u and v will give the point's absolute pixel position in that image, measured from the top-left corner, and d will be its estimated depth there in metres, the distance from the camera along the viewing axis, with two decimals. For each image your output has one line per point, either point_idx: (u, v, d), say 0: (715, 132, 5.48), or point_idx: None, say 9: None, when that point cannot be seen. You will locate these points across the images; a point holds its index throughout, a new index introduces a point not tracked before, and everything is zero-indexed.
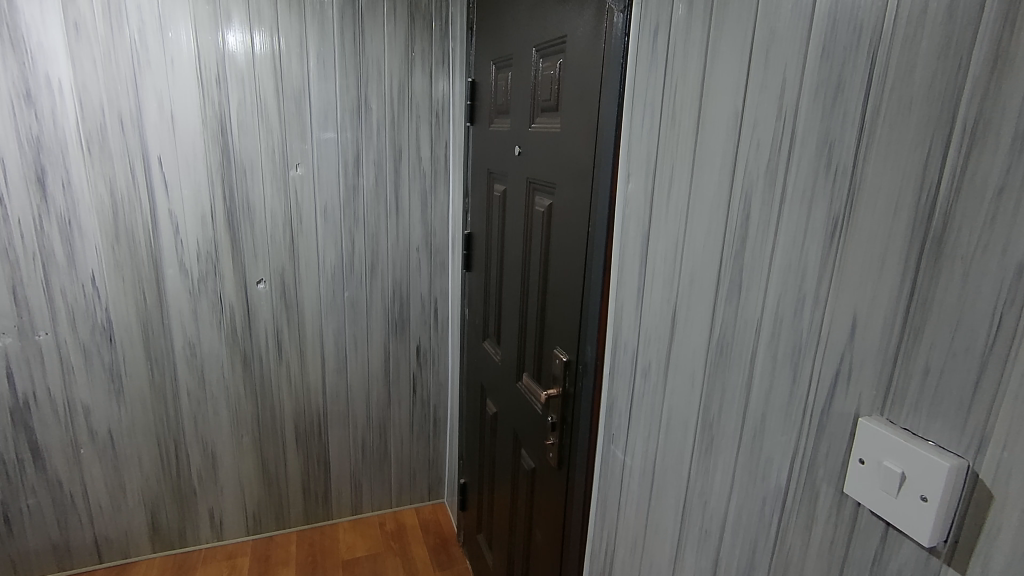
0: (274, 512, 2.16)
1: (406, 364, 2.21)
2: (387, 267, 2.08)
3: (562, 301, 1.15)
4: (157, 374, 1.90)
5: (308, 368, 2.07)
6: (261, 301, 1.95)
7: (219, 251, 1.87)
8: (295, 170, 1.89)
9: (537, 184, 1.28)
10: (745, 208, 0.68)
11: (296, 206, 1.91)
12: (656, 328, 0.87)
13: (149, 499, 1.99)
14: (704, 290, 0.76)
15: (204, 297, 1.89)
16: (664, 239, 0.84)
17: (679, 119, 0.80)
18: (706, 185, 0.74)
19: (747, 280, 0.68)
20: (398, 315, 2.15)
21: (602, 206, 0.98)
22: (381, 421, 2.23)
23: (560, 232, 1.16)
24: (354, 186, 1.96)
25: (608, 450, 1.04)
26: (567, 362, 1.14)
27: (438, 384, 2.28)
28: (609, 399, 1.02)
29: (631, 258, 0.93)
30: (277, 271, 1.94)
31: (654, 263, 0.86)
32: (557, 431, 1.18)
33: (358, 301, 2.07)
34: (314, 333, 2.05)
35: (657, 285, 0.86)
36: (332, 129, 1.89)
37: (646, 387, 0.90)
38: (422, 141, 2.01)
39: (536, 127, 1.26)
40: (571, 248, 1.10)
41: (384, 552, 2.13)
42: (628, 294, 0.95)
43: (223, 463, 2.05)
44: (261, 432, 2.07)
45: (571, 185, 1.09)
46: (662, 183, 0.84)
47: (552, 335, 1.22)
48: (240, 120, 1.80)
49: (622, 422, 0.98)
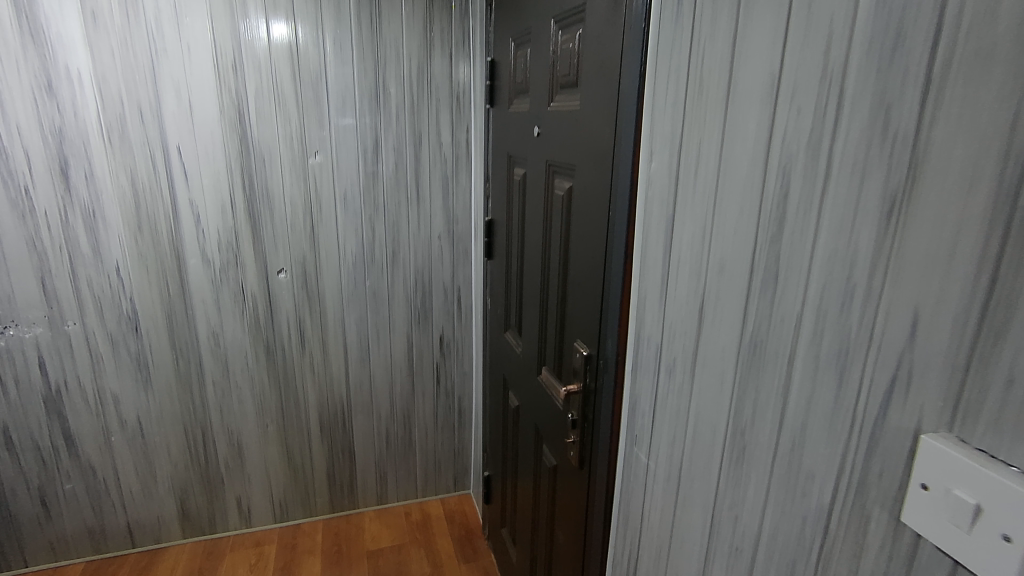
0: (300, 500, 2.17)
1: (430, 354, 2.17)
2: (408, 256, 2.03)
3: (582, 292, 1.08)
4: (182, 364, 1.91)
5: (330, 358, 2.06)
6: (283, 290, 1.94)
7: (240, 240, 1.86)
8: (314, 158, 1.85)
9: (556, 166, 1.20)
10: (783, 186, 0.59)
11: (316, 193, 1.88)
12: (684, 322, 0.78)
13: (179, 486, 2.01)
14: (736, 280, 0.67)
15: (227, 287, 1.88)
16: (690, 224, 0.75)
17: (705, 89, 0.71)
18: (737, 161, 0.66)
19: (785, 269, 0.59)
20: (420, 304, 2.10)
21: (623, 188, 0.89)
22: (405, 411, 2.21)
23: (580, 217, 1.08)
24: (374, 172, 1.92)
25: (631, 451, 0.96)
26: (588, 357, 1.07)
27: (463, 374, 2.24)
28: (632, 397, 0.95)
29: (654, 247, 0.85)
30: (299, 260, 1.92)
31: (679, 252, 0.78)
32: (578, 429, 1.13)
33: (380, 290, 2.04)
34: (336, 323, 2.02)
35: (682, 275, 0.78)
36: (351, 115, 1.85)
37: (672, 386, 0.82)
38: (442, 126, 1.95)
39: (555, 106, 1.18)
40: (591, 236, 1.02)
41: (410, 543, 2.12)
42: (651, 283, 0.86)
43: (250, 452, 2.06)
44: (285, 422, 2.06)
45: (591, 168, 1.00)
46: (689, 161, 0.75)
47: (572, 327, 1.15)
48: (258, 108, 1.77)
49: (646, 423, 0.91)
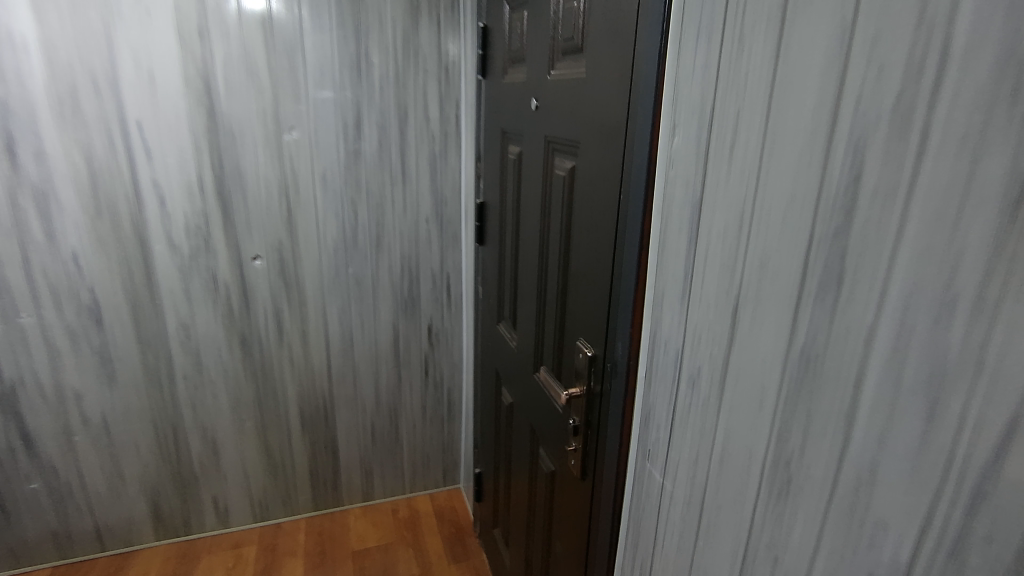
0: (281, 498, 2.07)
1: (417, 344, 2.05)
2: (393, 241, 1.90)
3: (588, 286, 0.97)
4: (150, 357, 1.78)
5: (311, 350, 1.93)
6: (259, 278, 1.80)
7: (209, 224, 1.71)
8: (289, 134, 1.70)
9: (557, 144, 1.07)
10: (854, 167, 0.47)
11: (292, 173, 1.74)
12: (713, 327, 0.67)
13: (150, 487, 1.90)
14: (784, 282, 0.55)
15: (196, 274, 1.74)
16: (722, 211, 0.63)
17: (745, 46, 0.58)
18: (787, 135, 0.53)
19: (853, 271, 0.48)
20: (407, 293, 1.98)
21: (639, 169, 0.77)
22: (391, 405, 2.09)
23: (585, 202, 0.96)
24: (356, 151, 1.77)
25: (643, 467, 0.85)
26: (593, 358, 0.96)
27: (453, 366, 2.12)
28: (645, 406, 0.84)
29: (675, 237, 0.72)
30: (274, 246, 1.79)
31: (708, 244, 0.66)
32: (580, 436, 1.03)
33: (363, 278, 1.91)
34: (317, 312, 1.90)
35: (711, 271, 0.66)
36: (329, 87, 1.70)
37: (696, 399, 0.71)
38: (430, 101, 1.80)
39: (557, 75, 1.04)
40: (600, 224, 0.90)
41: (397, 542, 2.02)
42: (670, 280, 0.75)
43: (226, 449, 1.94)
44: (264, 417, 1.95)
45: (599, 145, 0.88)
46: (722, 136, 0.62)
47: (575, 324, 1.04)
48: (226, 78, 1.61)
49: (661, 437, 0.80)
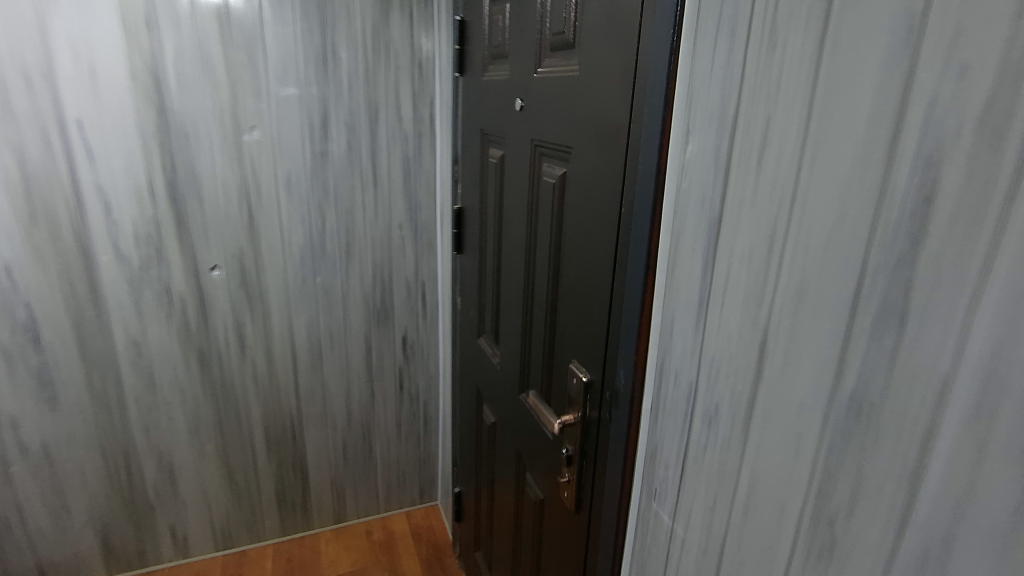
0: (246, 523, 1.94)
1: (391, 357, 1.94)
2: (365, 248, 1.79)
3: (583, 304, 0.88)
4: (97, 378, 1.63)
5: (276, 366, 1.81)
6: (217, 290, 1.67)
7: (162, 233, 1.57)
8: (249, 134, 1.57)
9: (545, 148, 0.98)
10: (924, 187, 0.39)
11: (253, 176, 1.61)
12: (736, 360, 0.59)
13: (99, 518, 1.75)
14: (827, 318, 0.48)
15: (148, 287, 1.60)
16: (748, 230, 0.55)
17: (778, 41, 0.50)
18: (834, 146, 0.45)
19: (922, 310, 0.40)
20: (380, 303, 1.86)
21: (645, 180, 0.68)
22: (364, 421, 1.98)
23: (579, 213, 0.87)
24: (323, 152, 1.66)
25: (648, 507, 0.77)
26: (590, 384, 0.89)
27: (429, 378, 2.02)
28: (650, 441, 0.76)
29: (689, 257, 0.64)
30: (234, 255, 1.66)
31: (728, 267, 0.58)
32: (574, 467, 0.95)
33: (332, 288, 1.79)
34: (282, 325, 1.77)
35: (733, 297, 0.58)
36: (293, 84, 1.57)
37: (713, 439, 0.64)
38: (402, 100, 1.69)
39: (545, 73, 0.95)
40: (598, 238, 0.81)
41: (372, 566, 1.92)
42: (681, 304, 0.66)
43: (184, 474, 1.81)
44: (226, 439, 1.82)
45: (596, 152, 0.79)
46: (746, 144, 0.54)
47: (568, 345, 0.95)
48: (178, 73, 1.48)
49: (670, 476, 0.72)
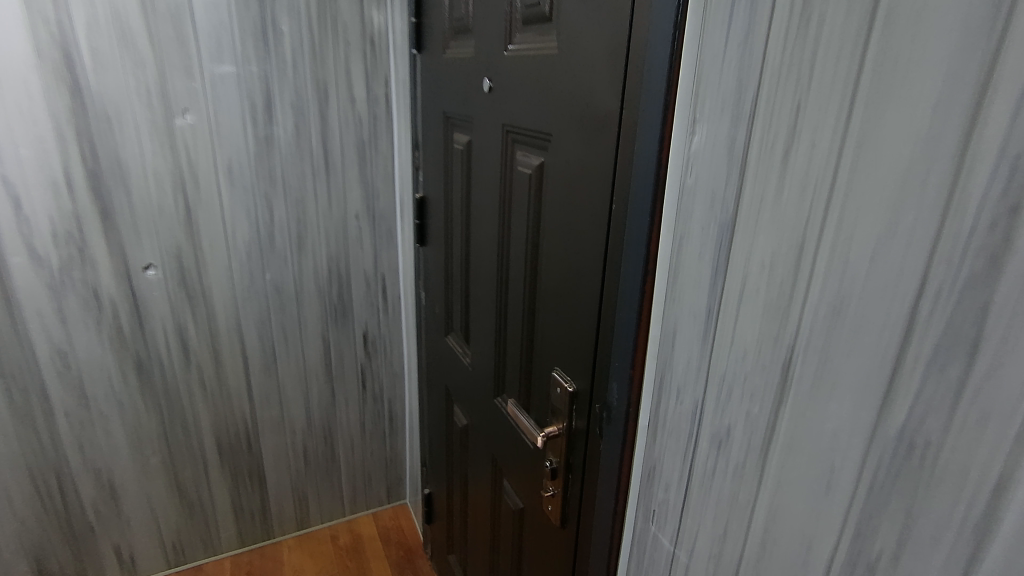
0: (200, 538, 1.82)
1: (352, 355, 1.83)
2: (318, 241, 1.66)
3: (568, 308, 0.81)
4: (17, 395, 1.46)
5: (225, 371, 1.67)
6: (154, 292, 1.52)
7: (85, 231, 1.41)
8: (182, 119, 1.41)
9: (519, 135, 0.89)
10: (1011, 197, 0.32)
11: (189, 165, 1.45)
12: (754, 380, 0.52)
13: (32, 544, 1.60)
14: (873, 343, 0.41)
15: (72, 292, 1.44)
16: (770, 235, 0.48)
17: (814, 16, 0.42)
18: (885, 141, 0.38)
19: (1000, 343, 0.34)
20: (337, 300, 1.74)
21: (644, 176, 0.61)
22: (325, 424, 1.87)
23: (561, 208, 0.79)
24: (267, 137, 1.51)
25: (644, 529, 0.71)
26: (576, 394, 0.82)
27: (393, 375, 1.92)
28: (647, 460, 0.69)
29: (694, 263, 0.57)
30: (171, 253, 1.50)
31: (744, 276, 0.51)
32: (560, 481, 0.89)
33: (284, 285, 1.66)
34: (230, 327, 1.64)
35: (750, 309, 0.51)
36: (230, 61, 1.42)
37: (723, 465, 0.57)
38: (354, 79, 1.55)
39: (517, 50, 0.86)
40: (586, 238, 0.74)
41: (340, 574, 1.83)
42: (686, 315, 0.59)
43: (127, 491, 1.67)
44: (172, 451, 1.68)
45: (583, 141, 0.71)
46: (769, 137, 0.47)
47: (550, 350, 0.88)
48: (94, 49, 1.30)
49: (671, 500, 0.66)
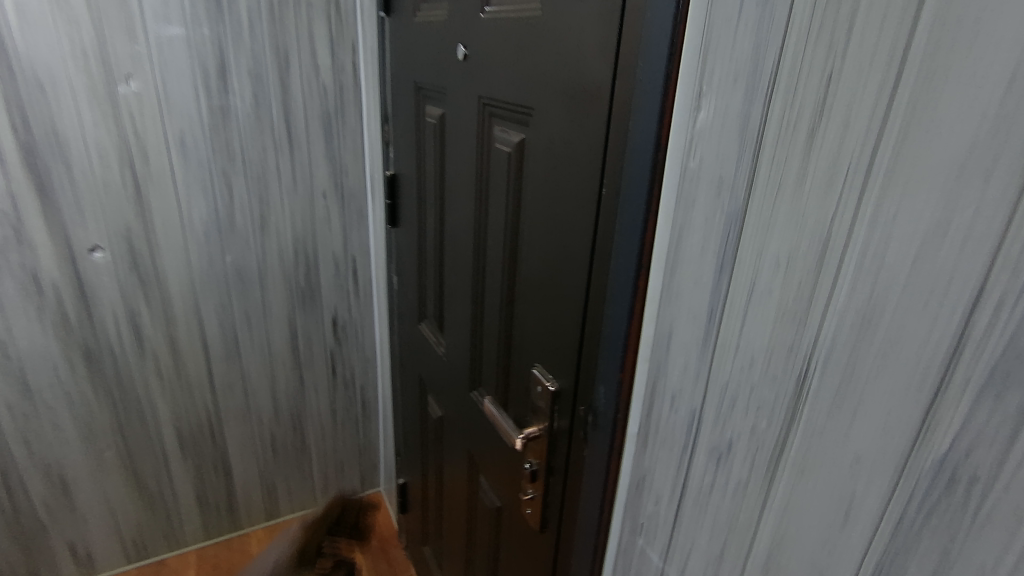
0: (162, 531, 1.73)
1: (321, 341, 1.74)
2: (282, 220, 1.55)
3: (551, 301, 0.74)
4: None
5: (184, 359, 1.57)
6: (101, 276, 1.41)
7: (20, 209, 1.29)
8: (126, 86, 1.29)
9: (497, 109, 0.81)
10: None
11: (136, 138, 1.33)
12: (761, 393, 0.46)
13: None
14: (910, 360, 0.35)
15: (8, 276, 1.32)
16: (787, 230, 0.42)
17: None
18: (942, 121, 0.32)
19: None
20: (304, 283, 1.64)
21: (642, 158, 0.54)
22: (293, 412, 1.79)
23: (544, 191, 0.72)
24: (222, 108, 1.39)
25: (631, 542, 0.66)
26: (558, 393, 0.75)
27: (366, 361, 1.84)
28: (635, 469, 0.64)
29: (695, 257, 0.51)
30: (120, 233, 1.39)
31: (755, 275, 0.45)
32: (540, 483, 0.83)
33: (246, 267, 1.55)
34: (188, 312, 1.53)
35: (761, 313, 0.45)
36: (178, 23, 1.29)
37: (722, 482, 0.52)
38: (318, 45, 1.43)
39: (495, 13, 0.77)
40: (572, 224, 0.67)
41: None
42: (685, 315, 0.53)
43: (81, 486, 1.57)
44: (129, 443, 1.59)
45: (571, 117, 0.64)
46: (793, 116, 0.40)
47: (530, 344, 0.82)
48: (21, 6, 1.17)
49: (661, 514, 0.60)
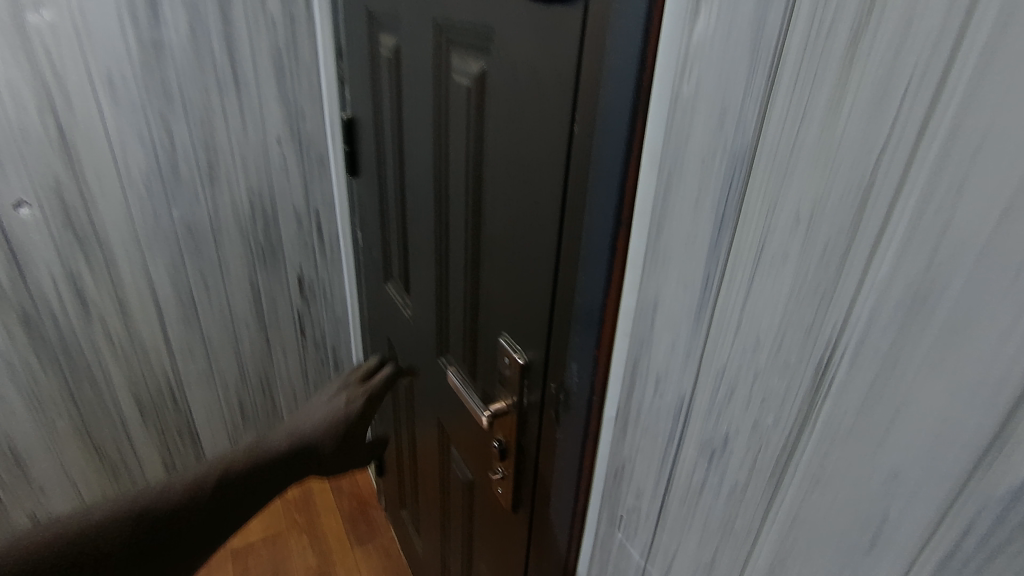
0: None
1: (286, 301, 1.62)
2: (234, 171, 1.40)
3: (518, 262, 0.64)
4: None
5: (136, 323, 1.46)
6: (32, 234, 1.28)
7: None
8: (36, 16, 1.12)
9: (454, 34, 0.68)
10: None
11: (55, 78, 1.18)
12: (767, 382, 0.37)
13: None
14: (982, 356, 0.26)
15: None
16: (810, 176, 0.32)
17: None
18: None
19: None
20: (263, 240, 1.51)
21: (625, 86, 0.43)
22: (261, 375, 1.70)
23: (508, 131, 0.60)
24: (154, 42, 1.22)
25: (609, 535, 0.59)
26: (528, 367, 0.66)
27: (336, 321, 1.73)
28: (613, 456, 0.55)
29: (687, 211, 0.41)
30: (48, 187, 1.25)
31: (765, 234, 0.35)
32: (509, 463, 0.75)
33: (197, 224, 1.42)
34: (135, 273, 1.41)
35: (770, 283, 0.36)
36: None
37: (715, 483, 0.43)
38: None
39: None
40: (539, 171, 0.56)
41: (288, 531, 1.72)
42: (673, 284, 0.43)
43: (35, 457, 1.49)
44: (83, 412, 1.50)
45: (538, 38, 0.52)
46: (829, 16, 0.29)
47: (497, 310, 0.72)
48: None
49: (643, 509, 0.52)
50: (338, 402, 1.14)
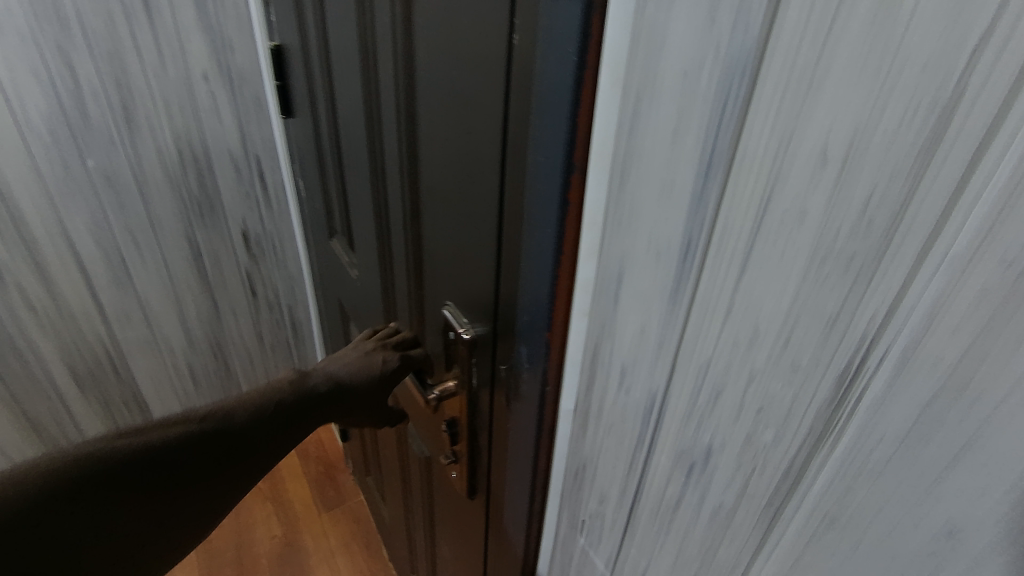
0: None
1: (231, 258, 1.48)
2: (155, 114, 1.23)
3: (458, 215, 0.52)
4: None
5: (59, 288, 1.32)
6: None
7: None
8: None
9: None
10: None
11: None
12: (766, 387, 0.28)
13: None
14: None
15: None
16: (849, 89, 0.21)
17: None
18: None
19: None
20: (198, 192, 1.36)
21: None
22: (210, 339, 1.57)
23: (438, 47, 0.47)
24: None
25: (571, 537, 0.50)
26: (473, 343, 0.55)
27: (289, 279, 1.60)
28: (574, 452, 0.46)
29: (664, 150, 0.29)
30: None
31: (773, 181, 0.25)
32: (461, 447, 0.65)
33: (118, 175, 1.26)
34: (51, 232, 1.25)
35: (776, 250, 0.25)
36: None
37: (694, 502, 0.34)
38: None
39: None
40: (476, 97, 0.43)
41: (251, 498, 1.65)
42: (644, 250, 0.33)
43: None
44: (11, 386, 1.38)
45: None
46: None
47: (440, 274, 0.60)
48: None
49: (608, 518, 0.44)
50: (373, 355, 0.70)
